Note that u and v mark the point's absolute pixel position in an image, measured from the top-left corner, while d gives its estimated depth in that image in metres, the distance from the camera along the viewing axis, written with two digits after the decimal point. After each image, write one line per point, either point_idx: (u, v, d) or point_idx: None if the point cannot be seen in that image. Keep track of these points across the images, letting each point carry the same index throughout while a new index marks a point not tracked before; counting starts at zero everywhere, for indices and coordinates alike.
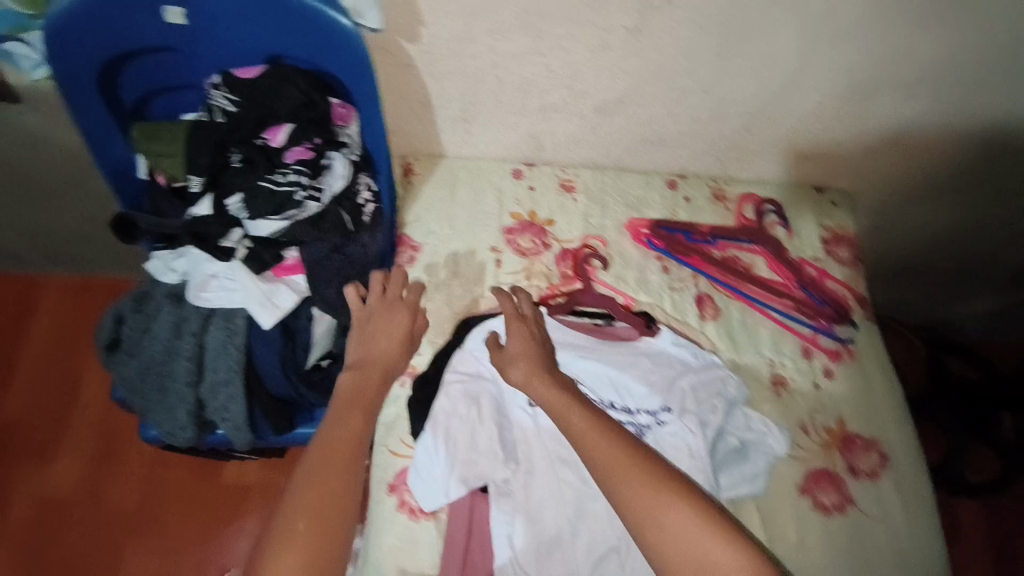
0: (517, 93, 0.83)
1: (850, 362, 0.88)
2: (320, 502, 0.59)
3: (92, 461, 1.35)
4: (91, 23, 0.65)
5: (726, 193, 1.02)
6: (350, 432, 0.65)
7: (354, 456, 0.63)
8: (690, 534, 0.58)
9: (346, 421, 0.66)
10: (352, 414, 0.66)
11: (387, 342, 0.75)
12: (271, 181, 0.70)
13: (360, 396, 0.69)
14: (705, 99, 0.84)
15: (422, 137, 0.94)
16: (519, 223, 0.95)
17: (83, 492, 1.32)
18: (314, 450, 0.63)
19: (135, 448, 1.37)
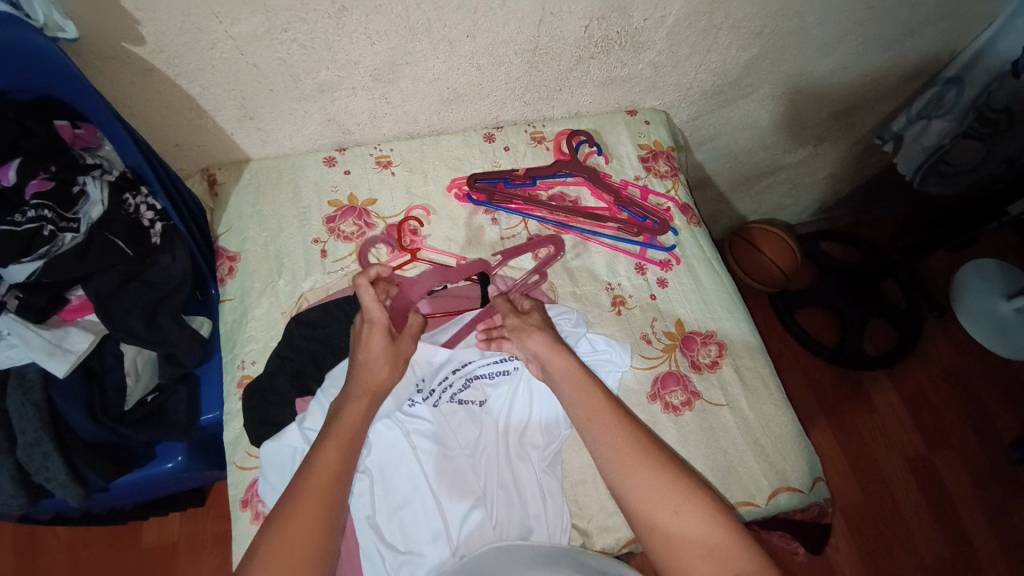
0: (283, 78, 0.81)
1: (679, 267, 0.93)
2: (302, 548, 0.58)
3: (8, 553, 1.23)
4: None
5: (544, 134, 1.04)
6: (331, 474, 0.63)
7: (334, 499, 0.62)
8: (681, 507, 0.64)
9: (332, 459, 0.64)
10: (327, 447, 0.64)
11: (374, 386, 0.70)
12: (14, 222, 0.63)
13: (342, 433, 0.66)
14: (473, 43, 0.84)
15: (215, 146, 0.90)
16: (339, 210, 0.93)
17: None
18: (297, 495, 0.61)
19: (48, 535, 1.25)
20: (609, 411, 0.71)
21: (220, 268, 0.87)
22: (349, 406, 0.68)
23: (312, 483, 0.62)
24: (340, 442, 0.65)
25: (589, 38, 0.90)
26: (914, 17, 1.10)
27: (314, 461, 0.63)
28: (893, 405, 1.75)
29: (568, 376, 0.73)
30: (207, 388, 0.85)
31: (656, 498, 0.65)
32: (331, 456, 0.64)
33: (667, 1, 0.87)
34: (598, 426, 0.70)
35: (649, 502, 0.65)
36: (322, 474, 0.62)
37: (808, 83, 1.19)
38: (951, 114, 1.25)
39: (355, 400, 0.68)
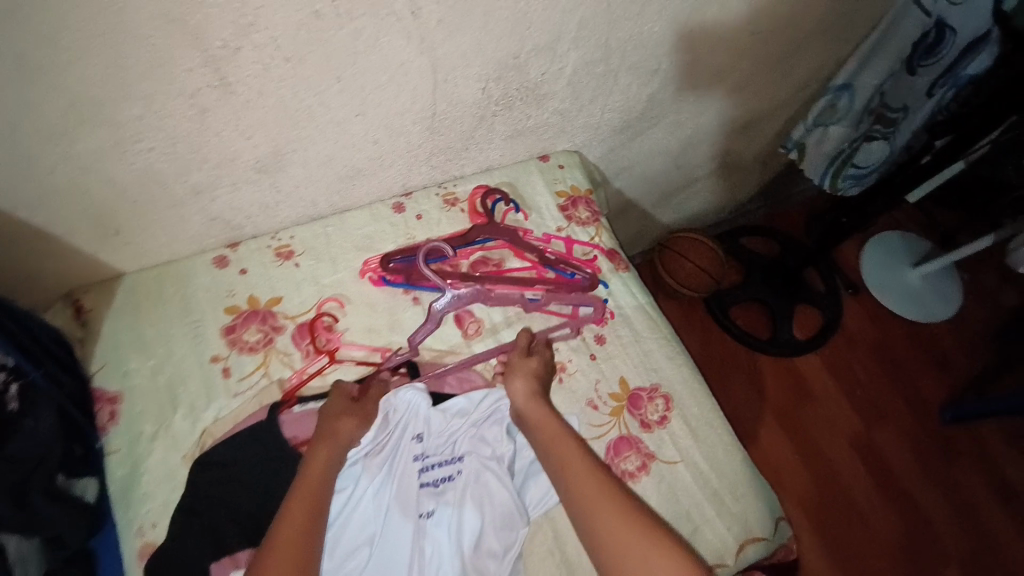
0: (148, 188, 0.71)
1: (615, 320, 0.90)
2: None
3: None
4: None
5: (457, 195, 0.98)
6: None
7: None
8: (649, 561, 0.60)
9: (299, 516, 0.63)
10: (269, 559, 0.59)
11: (315, 485, 0.67)
12: None
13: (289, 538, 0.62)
14: (365, 121, 0.77)
15: (76, 267, 0.77)
16: (238, 317, 0.82)
17: None
18: None
19: None
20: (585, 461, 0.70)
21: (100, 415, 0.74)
22: (291, 515, 0.63)
23: (278, 544, 0.61)
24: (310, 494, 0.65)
25: (489, 98, 0.85)
26: (797, 36, 1.14)
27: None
28: (829, 387, 1.84)
29: (548, 424, 0.74)
30: None
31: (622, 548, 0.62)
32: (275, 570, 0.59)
33: (563, 54, 0.84)
34: (572, 475, 0.69)
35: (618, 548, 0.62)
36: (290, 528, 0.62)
37: (711, 105, 1.20)
38: (846, 119, 1.33)
39: (294, 514, 0.64)
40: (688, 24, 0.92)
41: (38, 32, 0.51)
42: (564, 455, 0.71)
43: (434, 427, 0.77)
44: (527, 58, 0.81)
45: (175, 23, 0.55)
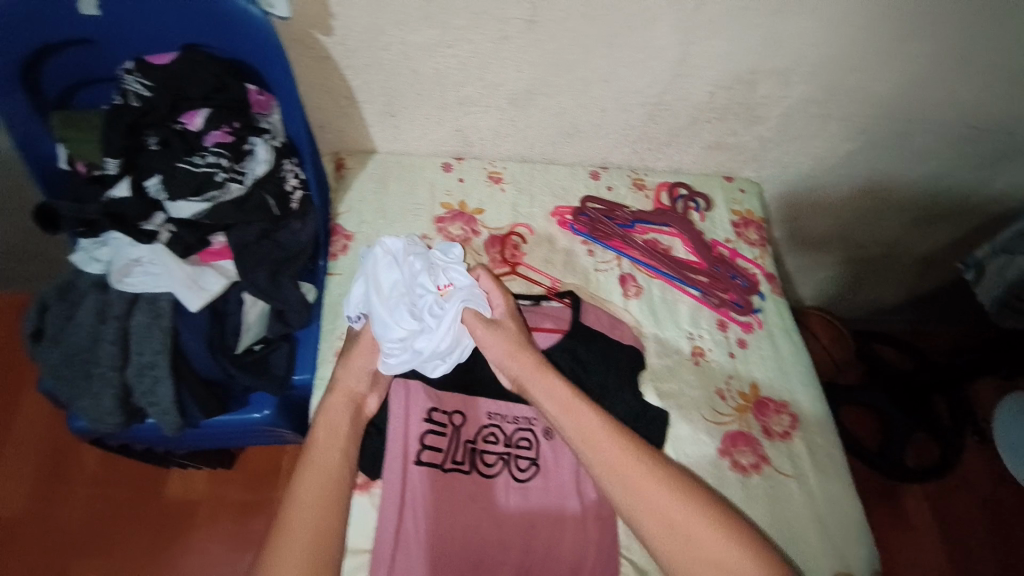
0: (433, 86, 0.89)
1: (761, 333, 0.95)
2: (301, 555, 0.60)
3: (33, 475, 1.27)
4: (12, 14, 0.65)
5: (645, 183, 1.06)
6: (325, 489, 0.65)
7: (334, 505, 0.65)
8: (697, 528, 0.62)
9: (324, 476, 0.67)
10: (322, 463, 0.67)
11: (342, 410, 0.72)
12: (192, 163, 0.70)
13: (333, 451, 0.69)
14: (608, 89, 0.92)
15: (352, 133, 0.97)
16: (449, 212, 0.98)
17: (15, 514, 1.23)
18: (289, 508, 0.64)
19: (74, 465, 1.29)
20: (596, 415, 0.70)
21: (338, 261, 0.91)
22: (326, 433, 0.70)
23: (306, 495, 0.64)
24: (321, 479, 0.66)
25: (711, 103, 0.96)
26: (1011, 143, 1.14)
27: (302, 484, 0.65)
28: (925, 523, 1.69)
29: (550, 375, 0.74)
30: (304, 349, 0.88)
31: (712, 546, 0.61)
32: (318, 480, 0.66)
33: (791, 84, 0.94)
34: (591, 440, 0.69)
35: (698, 542, 0.61)
36: (310, 503, 0.64)
37: (896, 186, 1.23)
38: None
39: (334, 431, 0.71)
40: (914, 93, 0.99)
41: None
42: (577, 420, 0.70)
43: (437, 287, 0.78)
44: (761, 77, 0.92)
45: None
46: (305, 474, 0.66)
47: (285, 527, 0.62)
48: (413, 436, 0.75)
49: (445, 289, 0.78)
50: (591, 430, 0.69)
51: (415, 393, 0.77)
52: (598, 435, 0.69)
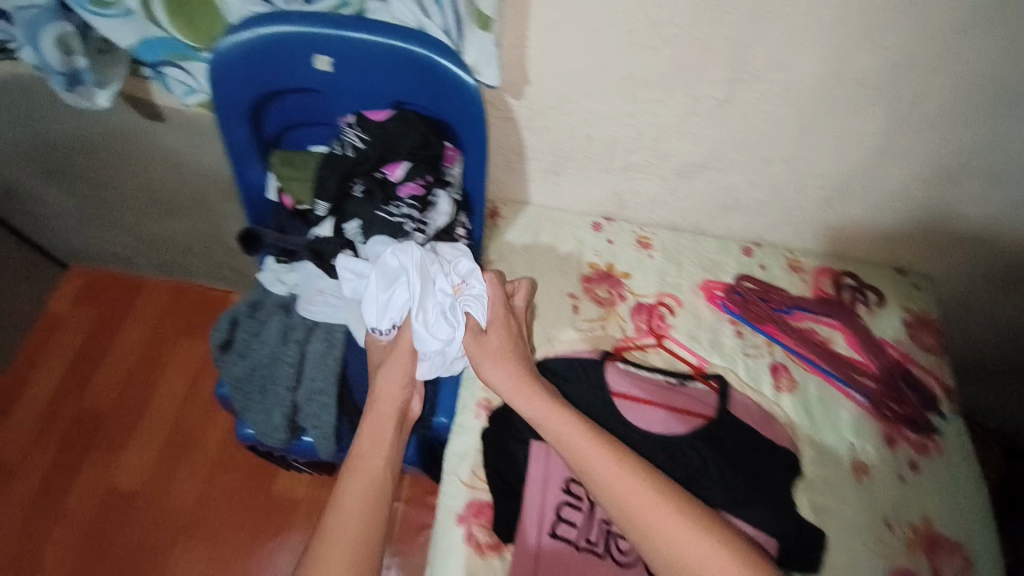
0: (604, 151, 0.90)
1: (936, 455, 0.84)
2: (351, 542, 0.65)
3: (159, 454, 1.41)
4: (264, 66, 0.75)
5: (803, 265, 0.99)
6: (372, 481, 0.70)
7: (378, 497, 0.69)
8: None
9: (372, 469, 0.71)
10: (372, 453, 0.72)
11: (390, 401, 0.76)
12: (387, 212, 0.76)
13: (377, 441, 0.73)
14: (788, 170, 0.88)
15: (513, 185, 1.01)
16: (596, 273, 0.98)
17: (145, 486, 1.37)
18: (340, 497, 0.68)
19: (199, 450, 1.42)
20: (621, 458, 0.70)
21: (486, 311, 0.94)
22: (372, 426, 0.74)
23: (355, 487, 0.69)
24: (370, 472, 0.71)
25: (898, 194, 0.89)
26: None
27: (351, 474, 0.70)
28: None
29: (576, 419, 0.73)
30: (445, 392, 0.88)
31: (706, 567, 0.62)
32: (367, 471, 0.71)
33: (999, 183, 0.85)
34: (619, 487, 0.68)
35: None
36: (360, 496, 0.68)
37: None
38: None
39: (379, 424, 0.75)
40: None
41: (657, 22, 0.69)
42: (603, 466, 0.69)
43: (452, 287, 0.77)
44: (964, 174, 0.84)
45: (738, 46, 0.71)
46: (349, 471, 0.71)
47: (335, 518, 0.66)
48: (550, 507, 0.75)
49: (459, 287, 0.77)
50: (617, 477, 0.68)
51: (554, 458, 0.79)
52: (624, 481, 0.68)
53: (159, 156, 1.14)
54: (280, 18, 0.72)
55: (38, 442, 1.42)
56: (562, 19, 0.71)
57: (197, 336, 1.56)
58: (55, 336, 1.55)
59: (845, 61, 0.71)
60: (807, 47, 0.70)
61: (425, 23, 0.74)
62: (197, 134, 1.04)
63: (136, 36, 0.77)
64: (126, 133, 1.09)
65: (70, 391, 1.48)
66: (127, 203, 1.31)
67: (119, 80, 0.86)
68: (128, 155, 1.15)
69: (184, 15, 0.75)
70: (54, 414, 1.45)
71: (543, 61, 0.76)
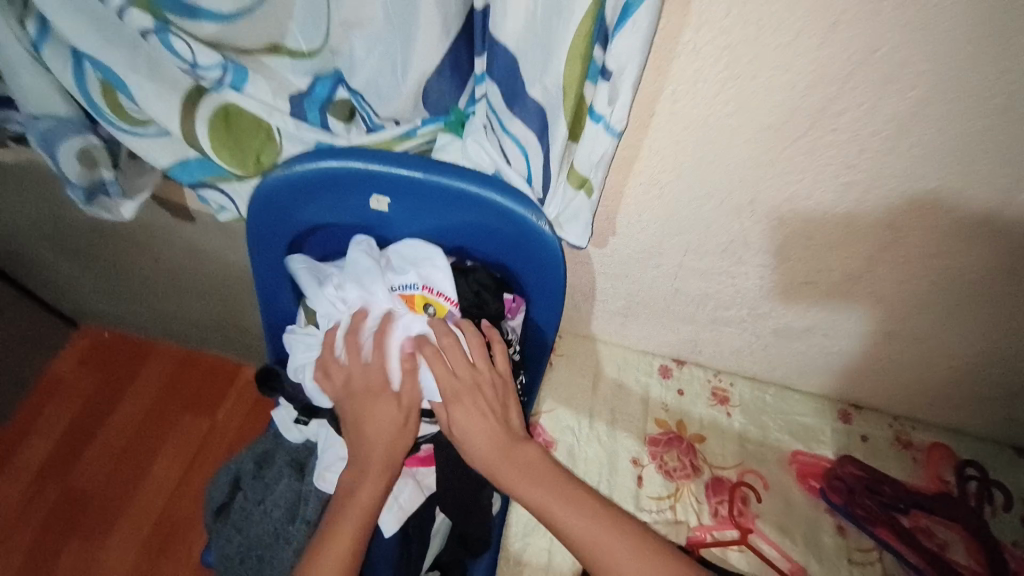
0: (689, 302, 0.79)
1: None
2: None
3: (141, 552, 1.26)
4: (311, 199, 0.66)
5: (912, 439, 0.86)
6: (347, 554, 0.60)
7: None
8: None
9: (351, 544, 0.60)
10: (349, 519, 0.61)
11: (380, 443, 0.63)
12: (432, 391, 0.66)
13: (357, 500, 0.61)
14: (908, 344, 0.76)
15: (573, 319, 0.90)
16: (665, 433, 0.84)
17: None
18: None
19: (185, 548, 1.27)
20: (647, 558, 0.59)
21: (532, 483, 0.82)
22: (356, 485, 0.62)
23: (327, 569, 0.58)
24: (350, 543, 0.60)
25: None
26: None
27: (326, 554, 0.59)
28: None
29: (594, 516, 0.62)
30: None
31: None
32: (344, 544, 0.60)
33: None
34: None
35: None
36: None
37: None
38: None
39: (365, 480, 0.62)
40: None
41: (791, 196, 0.58)
42: (627, 566, 0.59)
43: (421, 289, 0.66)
44: None
45: (887, 228, 0.59)
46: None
47: None
48: None
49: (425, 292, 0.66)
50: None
51: None
52: None
53: (184, 248, 1.05)
54: (334, 153, 0.63)
55: (12, 527, 1.28)
56: (671, 181, 0.60)
57: (201, 414, 1.43)
58: (52, 401, 1.44)
59: (1016, 254, 0.59)
60: (974, 238, 0.58)
61: (503, 168, 0.64)
62: (229, 233, 0.95)
63: (173, 157, 0.69)
64: (151, 225, 1.00)
65: (56, 468, 1.35)
66: (149, 284, 1.22)
67: (149, 190, 0.79)
68: (152, 243, 1.06)
69: (231, 144, 0.66)
70: (35, 492, 1.32)
71: (637, 218, 0.66)
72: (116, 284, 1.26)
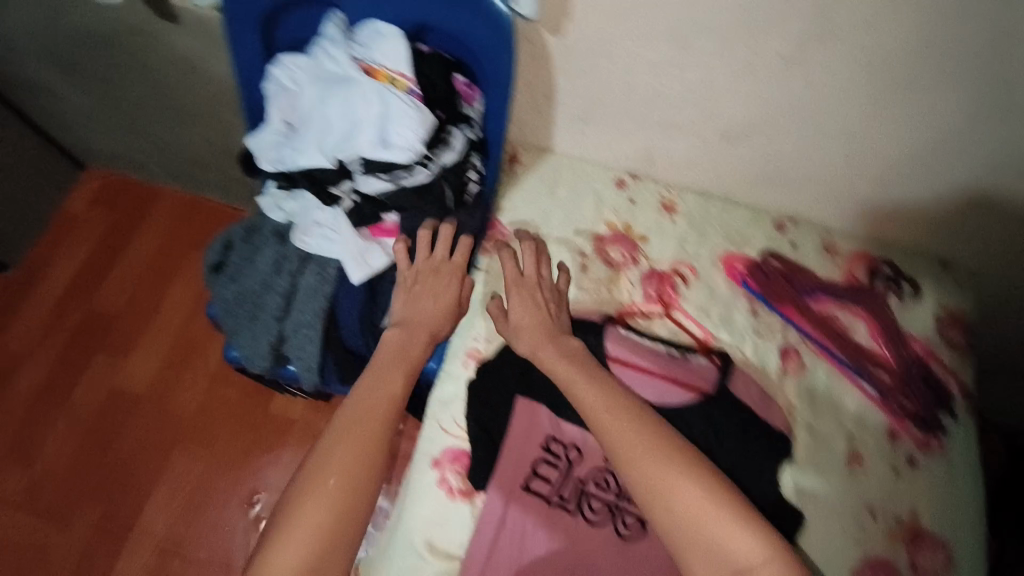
0: (643, 104, 0.83)
1: (936, 454, 0.81)
2: (351, 462, 0.62)
3: (164, 364, 1.43)
4: None
5: (837, 247, 0.93)
6: (383, 399, 0.67)
7: (382, 427, 0.66)
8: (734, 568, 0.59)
9: (382, 395, 0.68)
10: (394, 373, 0.70)
11: (433, 311, 0.76)
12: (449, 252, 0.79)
13: (402, 354, 0.72)
14: (846, 146, 0.81)
15: (536, 130, 0.95)
16: (612, 233, 0.93)
17: (150, 390, 1.41)
18: (351, 416, 0.66)
19: (202, 361, 1.44)
20: (653, 438, 0.66)
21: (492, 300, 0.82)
22: (407, 343, 0.73)
23: (358, 412, 0.66)
24: (383, 397, 0.67)
25: (962, 185, 0.81)
26: None
27: (359, 394, 0.68)
28: None
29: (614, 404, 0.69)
30: (436, 338, 0.90)
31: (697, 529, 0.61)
32: (377, 399, 0.67)
33: None
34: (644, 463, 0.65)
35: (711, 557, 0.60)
36: (362, 427, 0.65)
37: None
38: None
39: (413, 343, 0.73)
40: None
41: None
42: (634, 444, 0.66)
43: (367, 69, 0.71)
44: None
45: None
46: (348, 409, 0.66)
47: (336, 441, 0.64)
48: (526, 460, 0.77)
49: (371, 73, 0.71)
50: (651, 449, 0.65)
51: (539, 415, 0.79)
52: (652, 458, 0.65)
53: (169, 58, 1.07)
54: None
55: (46, 337, 1.44)
56: None
57: None
58: (70, 235, 1.55)
59: (934, 30, 0.64)
60: (897, 12, 0.63)
61: None
62: (211, 37, 0.98)
63: None
64: (135, 29, 1.02)
65: (80, 289, 1.49)
66: (139, 107, 1.26)
67: None
68: (138, 54, 1.09)
69: None
70: (63, 309, 1.47)
71: None
72: (108, 108, 1.30)
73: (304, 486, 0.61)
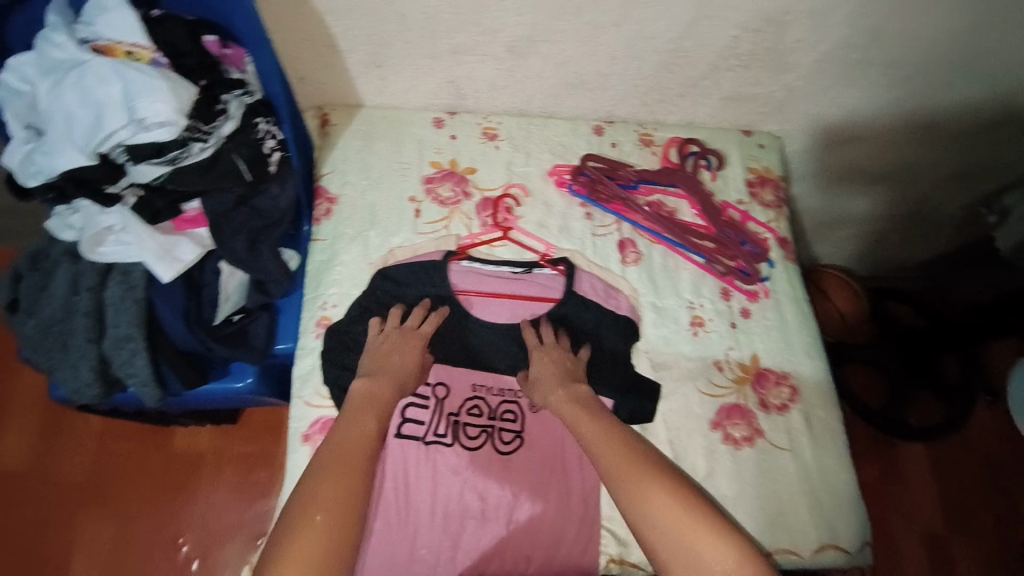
0: (423, 33, 0.82)
1: (766, 301, 0.89)
2: (334, 500, 0.62)
3: (40, 433, 1.28)
4: None
5: (653, 138, 0.98)
6: (362, 439, 0.69)
7: (366, 462, 0.67)
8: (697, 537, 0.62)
9: (359, 437, 0.69)
10: (367, 416, 0.71)
11: (403, 366, 0.77)
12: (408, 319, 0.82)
13: (372, 399, 0.73)
14: (622, 35, 0.83)
15: (335, 87, 0.92)
16: (439, 172, 0.93)
17: (32, 465, 1.25)
18: (332, 456, 0.66)
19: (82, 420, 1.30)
20: (613, 430, 0.72)
21: (391, 315, 0.81)
22: (380, 388, 0.74)
23: (339, 450, 0.67)
24: (361, 438, 0.69)
25: (732, 50, 0.87)
26: None
27: (336, 436, 0.69)
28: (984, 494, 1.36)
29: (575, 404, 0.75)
30: (284, 318, 0.88)
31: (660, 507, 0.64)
32: (360, 437, 0.69)
33: (827, 27, 0.84)
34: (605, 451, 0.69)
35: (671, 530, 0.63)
36: (346, 465, 0.65)
37: (946, 142, 1.08)
38: None
39: (384, 388, 0.74)
40: (957, 41, 0.87)
41: None
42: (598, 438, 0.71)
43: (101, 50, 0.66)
44: (792, 19, 0.82)
45: None
46: (329, 447, 0.67)
47: (319, 480, 0.64)
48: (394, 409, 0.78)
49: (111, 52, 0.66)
50: (613, 438, 0.71)
51: None
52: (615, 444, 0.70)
53: None
54: None
55: None
56: None
57: None
58: None
59: None
60: None
61: None
62: None
63: None
64: None
65: None
66: None
67: None
68: None
69: None
70: None
71: None
72: None
73: (285, 529, 0.60)
